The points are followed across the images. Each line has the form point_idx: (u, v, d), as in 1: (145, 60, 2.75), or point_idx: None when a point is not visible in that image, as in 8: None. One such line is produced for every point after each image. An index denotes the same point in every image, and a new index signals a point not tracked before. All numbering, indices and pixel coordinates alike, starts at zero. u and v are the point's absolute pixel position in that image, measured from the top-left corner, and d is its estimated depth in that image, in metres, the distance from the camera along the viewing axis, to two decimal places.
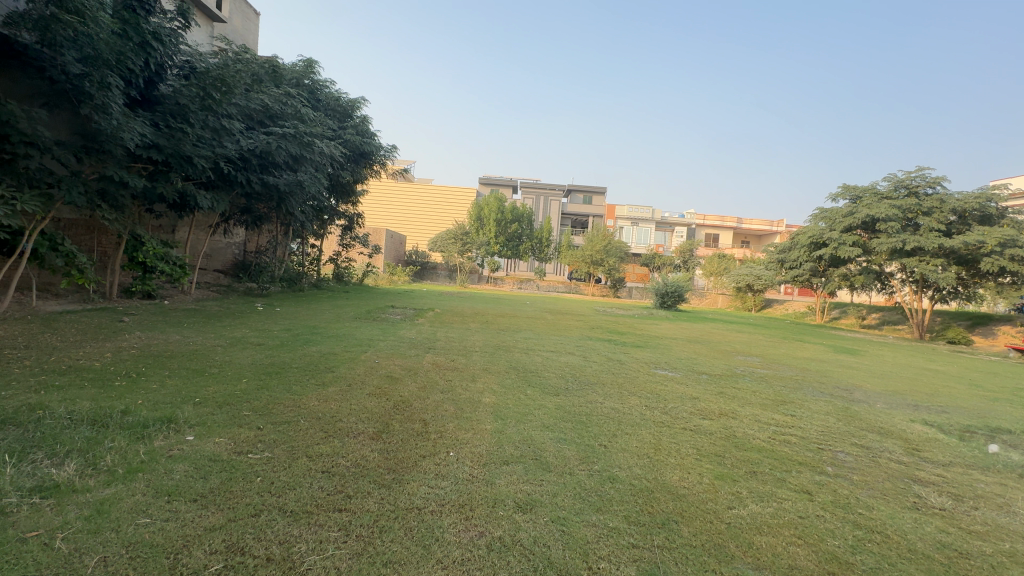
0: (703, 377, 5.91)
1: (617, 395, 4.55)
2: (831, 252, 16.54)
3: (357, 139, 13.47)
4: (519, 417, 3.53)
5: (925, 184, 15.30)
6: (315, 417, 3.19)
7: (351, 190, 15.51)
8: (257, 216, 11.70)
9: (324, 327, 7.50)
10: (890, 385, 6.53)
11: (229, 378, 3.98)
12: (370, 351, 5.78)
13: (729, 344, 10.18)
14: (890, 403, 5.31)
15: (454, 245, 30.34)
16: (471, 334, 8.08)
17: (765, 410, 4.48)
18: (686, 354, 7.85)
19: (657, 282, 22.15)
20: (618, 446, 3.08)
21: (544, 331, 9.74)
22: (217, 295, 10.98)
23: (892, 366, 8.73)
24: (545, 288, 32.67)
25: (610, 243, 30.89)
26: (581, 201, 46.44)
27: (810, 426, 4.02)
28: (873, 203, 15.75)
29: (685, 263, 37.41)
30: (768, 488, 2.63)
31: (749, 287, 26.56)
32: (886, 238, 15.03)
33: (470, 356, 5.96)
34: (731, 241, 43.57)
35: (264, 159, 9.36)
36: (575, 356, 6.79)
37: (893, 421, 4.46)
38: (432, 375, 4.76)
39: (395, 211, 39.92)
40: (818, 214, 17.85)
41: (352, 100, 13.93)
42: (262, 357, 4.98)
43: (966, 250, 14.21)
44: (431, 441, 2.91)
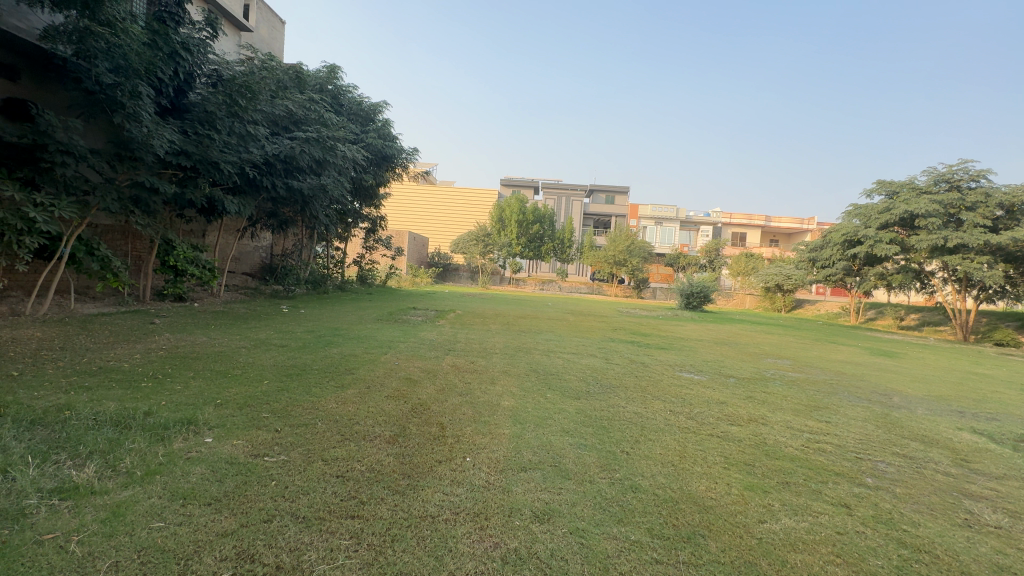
0: (731, 380, 5.71)
1: (640, 399, 4.41)
2: (866, 250, 15.86)
3: (379, 142, 13.64)
4: (538, 421, 3.45)
5: (968, 178, 14.54)
6: (333, 420, 3.18)
7: (373, 193, 15.73)
8: (283, 220, 11.95)
9: (346, 328, 7.57)
10: (932, 390, 6.17)
11: (251, 380, 4.03)
12: (390, 352, 5.79)
13: (757, 346, 9.85)
14: (933, 409, 5.01)
15: (476, 246, 30.45)
16: (492, 336, 8.03)
17: (798, 415, 4.27)
18: (712, 356, 7.61)
19: (682, 282, 21.72)
20: (640, 453, 2.96)
21: (565, 332, 9.61)
22: (244, 297, 11.27)
23: (935, 370, 8.27)
24: (567, 289, 32.44)
25: (633, 243, 30.47)
26: (604, 200, 46.00)
27: (847, 433, 3.81)
28: (911, 198, 15.05)
29: (711, 263, 36.59)
30: (802, 501, 2.47)
31: (778, 287, 25.78)
32: (925, 235, 14.34)
33: (490, 358, 5.90)
34: (759, 240, 42.43)
35: (289, 164, 9.54)
36: (597, 358, 6.66)
37: (938, 429, 4.20)
38: (451, 377, 4.72)
39: (418, 213, 40.33)
40: (852, 211, 17.16)
41: (374, 105, 14.10)
42: (284, 358, 5.04)
43: (1014, 246, 13.41)
44: (448, 446, 2.85)
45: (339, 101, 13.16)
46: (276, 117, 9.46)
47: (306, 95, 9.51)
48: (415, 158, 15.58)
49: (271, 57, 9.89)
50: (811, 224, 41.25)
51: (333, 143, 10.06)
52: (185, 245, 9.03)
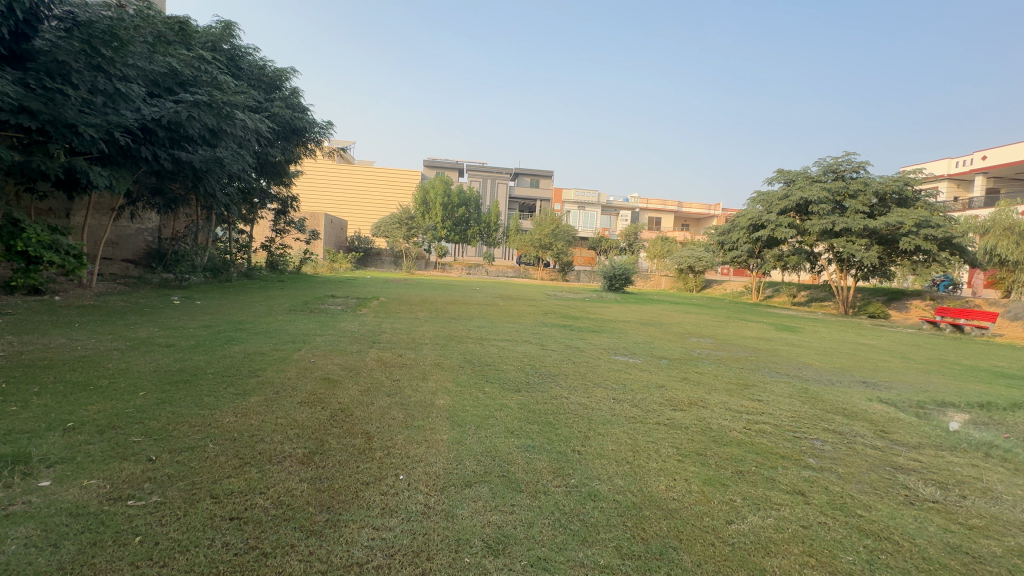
0: (663, 362, 5.74)
1: (582, 388, 4.22)
2: (768, 234, 17.17)
3: (287, 113, 12.27)
4: (480, 421, 3.10)
5: (851, 168, 16.20)
6: (229, 439, 2.60)
7: (283, 170, 14.24)
8: (171, 198, 10.36)
9: (252, 322, 6.66)
10: (836, 363, 6.68)
11: (122, 392, 3.25)
12: (305, 348, 5.10)
13: (679, 325, 10.27)
14: (842, 381, 5.39)
15: (399, 230, 29.17)
16: (420, 324, 7.51)
17: (732, 395, 4.32)
18: (642, 338, 7.74)
19: (606, 265, 22.37)
20: (593, 451, 2.74)
21: (496, 318, 9.30)
22: (125, 288, 9.66)
23: (832, 342, 9.07)
24: (494, 273, 32.26)
25: (558, 227, 30.88)
26: (529, 184, 46.13)
27: (779, 411, 3.89)
28: (806, 186, 16.52)
29: (630, 246, 38.15)
30: (761, 492, 2.37)
31: (690, 268, 27.54)
32: (817, 220, 15.85)
33: (420, 350, 5.44)
34: (673, 224, 45.07)
35: (174, 132, 8.18)
36: (532, 344, 6.42)
37: (852, 400, 4.46)
38: (377, 374, 4.21)
39: (334, 194, 37.77)
40: (756, 197, 18.52)
41: (279, 70, 12.60)
42: (170, 362, 4.21)
43: (886, 231, 15.21)
44: (375, 462, 2.41)
45: (237, 63, 11.60)
46: (156, 75, 8.03)
47: (197, 52, 8.15)
48: (329, 133, 14.32)
49: (147, 3, 8.31)
50: (716, 210, 44.49)
51: (231, 110, 8.80)
52: (38, 227, 7.44)
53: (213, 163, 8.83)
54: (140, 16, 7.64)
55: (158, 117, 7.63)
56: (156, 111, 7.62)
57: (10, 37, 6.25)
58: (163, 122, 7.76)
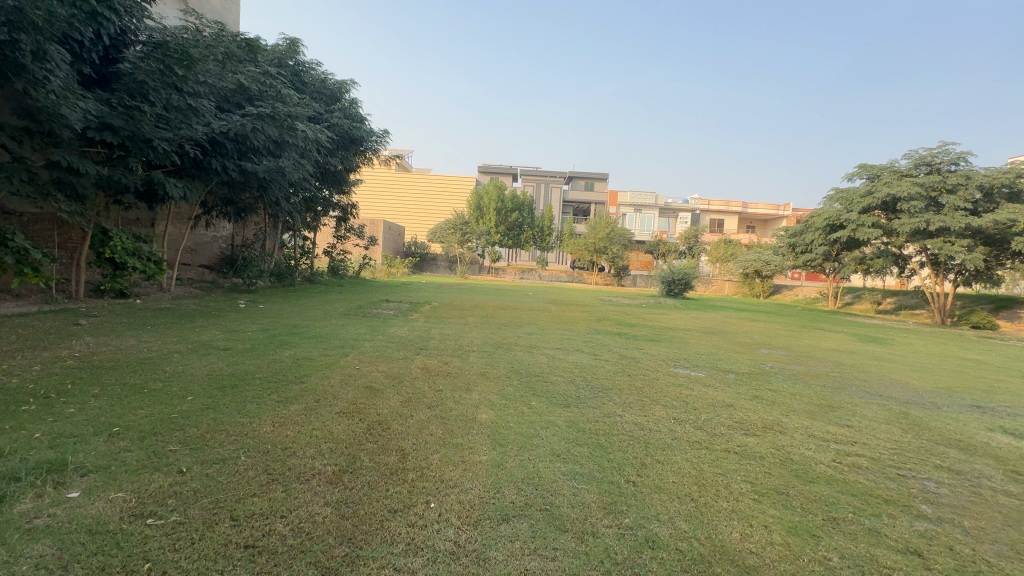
0: (731, 377, 5.19)
1: (638, 405, 3.83)
2: (848, 234, 15.64)
3: (345, 123, 12.69)
4: (524, 441, 2.84)
5: (948, 160, 14.42)
6: (261, 452, 2.50)
7: (343, 178, 14.77)
8: (241, 207, 10.99)
9: (307, 326, 6.80)
10: (938, 382, 5.80)
11: (171, 396, 3.30)
12: (352, 353, 5.07)
13: (747, 335, 9.49)
14: (949, 405, 4.63)
15: (454, 235, 29.65)
16: (469, 331, 7.37)
17: (814, 419, 3.76)
18: (705, 348, 7.15)
19: (664, 269, 21.39)
20: (651, 483, 2.38)
21: (548, 324, 9.04)
22: (199, 292, 10.35)
23: (930, 357, 8.00)
24: (547, 278, 31.91)
25: (613, 231, 30.07)
26: (583, 187, 45.46)
27: (875, 441, 3.32)
28: (893, 181, 14.90)
29: (690, 250, 36.39)
30: (863, 549, 1.93)
31: (757, 273, 25.81)
32: (907, 218, 14.22)
33: (466, 358, 5.27)
34: (737, 227, 42.67)
35: (241, 144, 8.60)
36: (584, 354, 6.07)
37: (967, 430, 3.76)
38: (420, 383, 4.06)
39: (393, 202, 39.12)
40: (834, 195, 16.97)
41: (340, 82, 13.09)
42: (223, 365, 4.29)
43: (994, 229, 13.35)
44: (407, 485, 2.21)
45: (301, 78, 12.18)
46: (225, 91, 8.50)
47: (263, 67, 8.55)
48: (385, 142, 14.73)
49: (219, 25, 8.85)
50: (786, 210, 41.60)
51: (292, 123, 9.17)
52: (123, 236, 8.07)
53: (275, 173, 9.22)
54: (212, 36, 8.15)
55: (226, 130, 8.04)
56: (223, 124, 8.03)
57: (99, 61, 6.80)
58: (230, 135, 8.18)
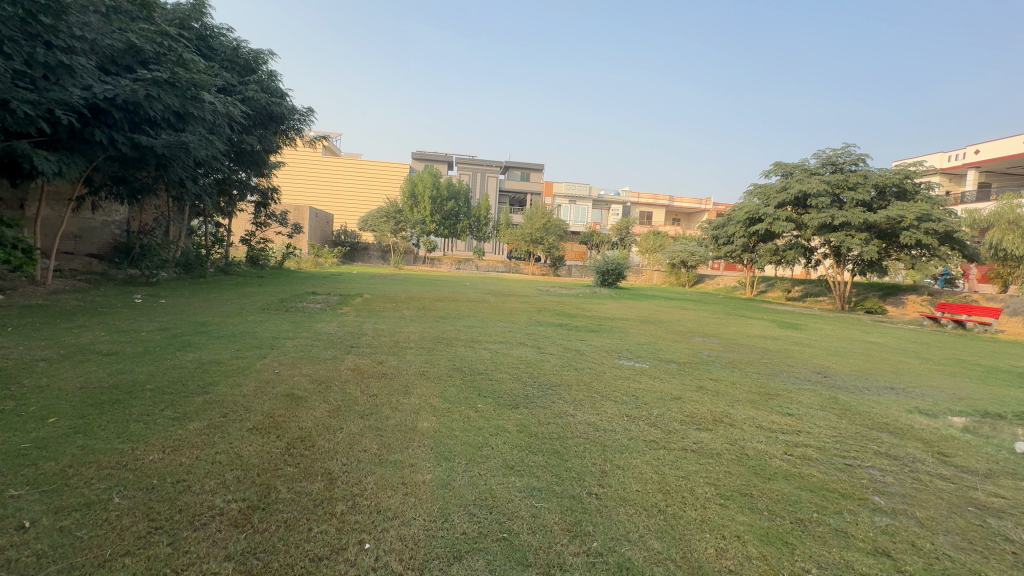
0: (673, 367, 5.20)
1: (589, 403, 3.64)
2: (765, 227, 16.76)
3: (262, 97, 11.48)
4: (473, 453, 2.53)
5: (850, 161, 15.83)
6: (143, 489, 1.98)
7: (262, 160, 13.45)
8: (136, 188, 9.58)
9: (216, 324, 5.99)
10: (853, 365, 6.22)
11: (26, 420, 2.62)
12: (271, 355, 4.48)
13: (680, 323, 9.79)
14: (868, 387, 4.92)
15: (387, 223, 28.43)
16: (405, 325, 6.90)
17: (758, 409, 3.77)
18: (645, 338, 7.22)
19: (599, 260, 21.85)
20: (615, 495, 2.17)
21: (488, 316, 8.74)
22: (85, 285, 8.95)
23: (840, 341, 8.65)
24: (484, 267, 31.56)
25: (549, 221, 30.30)
26: (519, 177, 45.47)
27: (817, 429, 3.36)
28: (804, 178, 16.12)
29: (622, 241, 37.56)
30: (836, 556, 1.83)
31: (683, 263, 27.19)
32: (816, 213, 15.45)
33: (403, 355, 4.85)
34: (664, 219, 44.77)
35: (133, 113, 7.39)
36: (527, 347, 5.85)
37: (891, 412, 3.96)
38: (351, 388, 3.61)
39: (319, 187, 36.78)
40: (753, 190, 18.11)
41: (256, 52, 11.82)
42: (104, 375, 3.55)
43: (886, 224, 14.86)
44: (335, 521, 1.83)
45: (209, 44, 10.80)
46: (111, 50, 7.23)
47: (161, 26, 7.37)
48: (310, 120, 13.60)
49: None
50: (708, 203, 44.22)
51: (197, 92, 8.04)
52: None
53: (177, 149, 8.04)
54: None
55: (112, 96, 6.84)
56: (109, 89, 6.83)
57: None
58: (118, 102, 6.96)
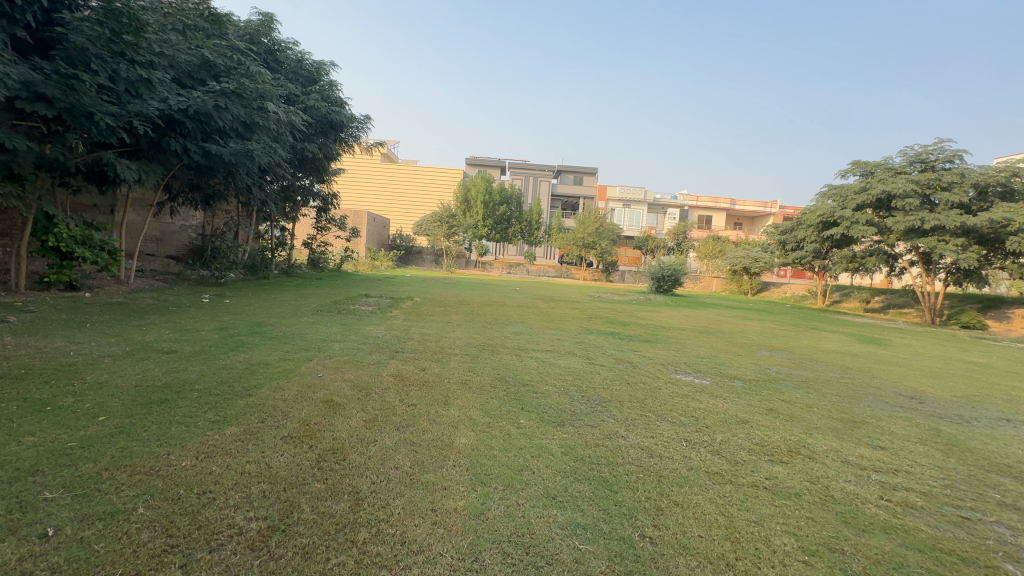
0: (738, 385, 4.70)
1: (642, 423, 3.30)
2: (841, 232, 15.37)
3: (323, 106, 11.98)
4: (512, 477, 2.31)
5: (943, 158, 14.21)
6: (168, 499, 1.91)
7: (323, 167, 14.01)
8: (208, 194, 10.22)
9: (271, 324, 6.17)
10: (954, 389, 5.42)
11: (79, 417, 2.68)
12: (317, 357, 4.49)
13: (743, 335, 9.09)
14: (976, 417, 4.23)
15: (440, 228, 28.94)
16: (451, 330, 6.81)
17: (842, 439, 3.29)
18: (704, 350, 6.70)
19: (654, 266, 21.02)
20: (673, 540, 1.87)
21: (537, 323, 8.50)
22: (162, 284, 9.62)
23: (934, 360, 7.66)
24: (535, 271, 31.35)
25: (602, 226, 29.63)
26: (572, 181, 44.99)
27: (918, 468, 2.86)
28: (888, 178, 14.63)
29: (678, 246, 36.07)
30: None
31: (745, 270, 25.65)
32: (902, 216, 13.96)
33: (447, 362, 4.72)
34: (725, 223, 42.63)
35: (204, 124, 7.84)
36: (577, 357, 5.55)
37: (1011, 451, 3.34)
38: (391, 395, 3.50)
39: (377, 193, 38.19)
40: (827, 192, 16.70)
41: (318, 63, 12.34)
42: (159, 373, 3.65)
43: (989, 228, 13.16)
44: (355, 552, 1.67)
45: (276, 58, 11.40)
46: (187, 65, 7.72)
47: (232, 41, 7.79)
48: (367, 128, 14.03)
49: None
50: (773, 207, 41.64)
51: (262, 102, 8.44)
52: (70, 222, 7.31)
53: (243, 156, 8.46)
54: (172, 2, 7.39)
55: (185, 107, 7.27)
56: (183, 100, 7.28)
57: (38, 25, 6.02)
58: (191, 112, 7.40)
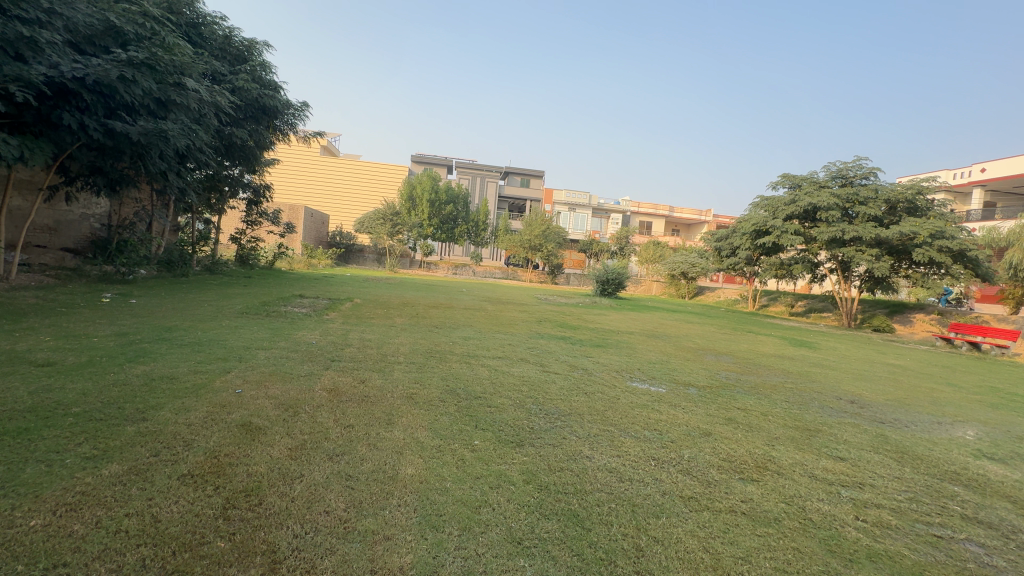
0: (693, 392, 4.62)
1: (606, 440, 3.05)
2: (772, 240, 16.26)
3: (253, 89, 10.98)
4: (468, 518, 1.95)
5: (860, 175, 15.42)
6: None
7: (254, 155, 12.86)
8: (115, 180, 8.99)
9: (184, 329, 5.40)
10: (885, 392, 5.69)
11: None
12: (238, 369, 3.88)
13: (688, 338, 9.27)
14: (912, 421, 4.40)
15: (383, 226, 27.78)
16: (395, 335, 6.31)
17: (804, 450, 3.22)
18: (655, 355, 6.68)
19: (599, 269, 21.30)
20: None
21: (486, 326, 8.19)
22: (53, 281, 8.30)
23: (860, 363, 8.13)
24: (482, 273, 30.98)
25: (549, 228, 29.78)
26: (519, 183, 45.15)
27: (880, 480, 2.82)
28: (813, 191, 15.65)
29: (621, 250, 36.99)
30: None
31: (683, 274, 26.75)
32: (826, 227, 14.96)
33: (390, 373, 4.28)
34: (664, 229, 44.43)
35: (107, 97, 6.82)
36: (530, 364, 5.27)
37: (953, 456, 3.42)
38: (323, 415, 3.03)
39: (315, 187, 36.22)
40: (759, 202, 17.65)
41: (250, 41, 11.28)
42: (25, 392, 2.95)
43: (899, 241, 14.39)
44: None
45: (200, 32, 10.29)
46: (87, 29, 6.67)
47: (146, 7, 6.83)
48: (304, 115, 13.05)
49: None
50: (708, 215, 43.91)
51: (180, 78, 7.50)
52: None
53: (155, 137, 7.46)
54: None
55: (82, 76, 6.25)
56: (78, 67, 6.24)
57: None
58: (89, 82, 6.38)
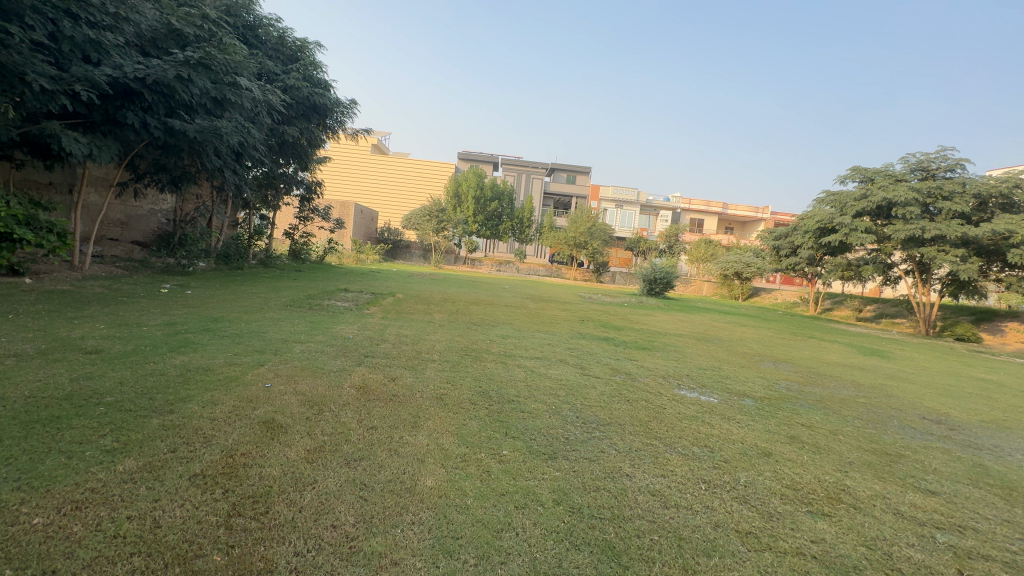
0: (749, 404, 4.18)
1: (649, 456, 2.73)
2: (839, 239, 15.00)
3: (304, 87, 11.27)
4: (487, 544, 1.73)
5: (945, 167, 13.90)
6: None
7: (306, 153, 13.24)
8: (177, 176, 9.45)
9: (228, 320, 5.51)
10: (977, 412, 4.98)
11: None
12: (272, 362, 3.86)
13: (742, 343, 8.64)
14: (1014, 448, 3.77)
15: (429, 222, 28.07)
16: (431, 332, 6.20)
17: (885, 480, 2.77)
18: (706, 361, 6.21)
19: (646, 268, 20.54)
20: None
21: (525, 324, 7.96)
22: (120, 272, 8.83)
23: (942, 377, 7.25)
24: (525, 270, 30.77)
25: (594, 225, 29.14)
26: (565, 180, 44.57)
27: (984, 523, 2.35)
28: (888, 186, 14.28)
29: (671, 248, 35.65)
30: None
31: (737, 274, 25.37)
32: (903, 224, 13.60)
33: (422, 370, 4.14)
34: (716, 227, 42.47)
35: (167, 97, 7.13)
36: (569, 367, 4.98)
37: None
38: (347, 414, 2.90)
39: (365, 184, 37.31)
40: (825, 198, 16.34)
41: (302, 42, 11.59)
42: (67, 379, 3.01)
43: (990, 240, 12.86)
44: None
45: (256, 34, 10.67)
46: (150, 32, 6.99)
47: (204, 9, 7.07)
48: (353, 113, 13.33)
49: None
50: (765, 213, 41.57)
51: (235, 78, 7.74)
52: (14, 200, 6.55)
53: (210, 134, 7.73)
54: None
55: (143, 76, 6.54)
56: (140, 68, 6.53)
57: None
58: (150, 82, 6.66)
